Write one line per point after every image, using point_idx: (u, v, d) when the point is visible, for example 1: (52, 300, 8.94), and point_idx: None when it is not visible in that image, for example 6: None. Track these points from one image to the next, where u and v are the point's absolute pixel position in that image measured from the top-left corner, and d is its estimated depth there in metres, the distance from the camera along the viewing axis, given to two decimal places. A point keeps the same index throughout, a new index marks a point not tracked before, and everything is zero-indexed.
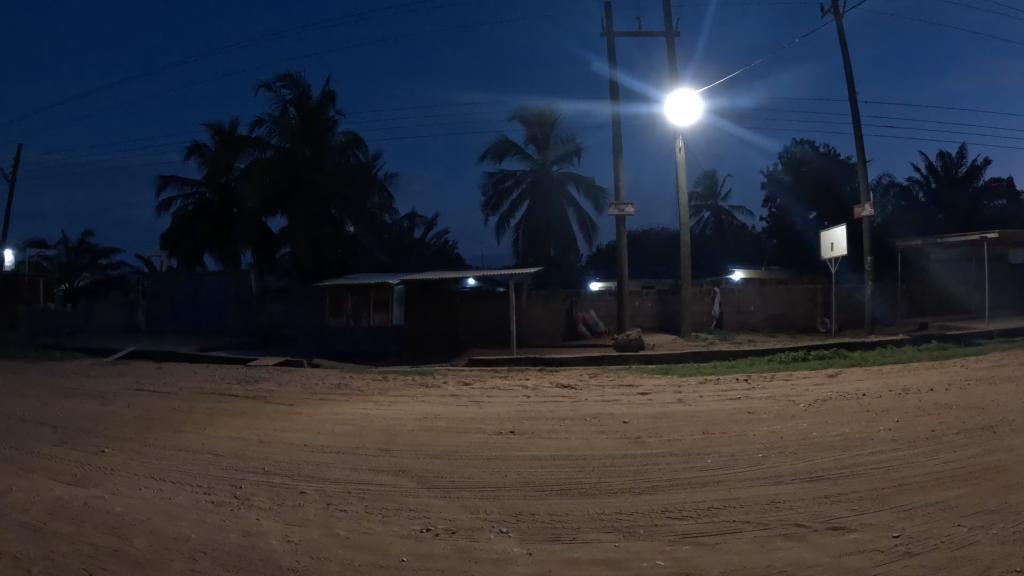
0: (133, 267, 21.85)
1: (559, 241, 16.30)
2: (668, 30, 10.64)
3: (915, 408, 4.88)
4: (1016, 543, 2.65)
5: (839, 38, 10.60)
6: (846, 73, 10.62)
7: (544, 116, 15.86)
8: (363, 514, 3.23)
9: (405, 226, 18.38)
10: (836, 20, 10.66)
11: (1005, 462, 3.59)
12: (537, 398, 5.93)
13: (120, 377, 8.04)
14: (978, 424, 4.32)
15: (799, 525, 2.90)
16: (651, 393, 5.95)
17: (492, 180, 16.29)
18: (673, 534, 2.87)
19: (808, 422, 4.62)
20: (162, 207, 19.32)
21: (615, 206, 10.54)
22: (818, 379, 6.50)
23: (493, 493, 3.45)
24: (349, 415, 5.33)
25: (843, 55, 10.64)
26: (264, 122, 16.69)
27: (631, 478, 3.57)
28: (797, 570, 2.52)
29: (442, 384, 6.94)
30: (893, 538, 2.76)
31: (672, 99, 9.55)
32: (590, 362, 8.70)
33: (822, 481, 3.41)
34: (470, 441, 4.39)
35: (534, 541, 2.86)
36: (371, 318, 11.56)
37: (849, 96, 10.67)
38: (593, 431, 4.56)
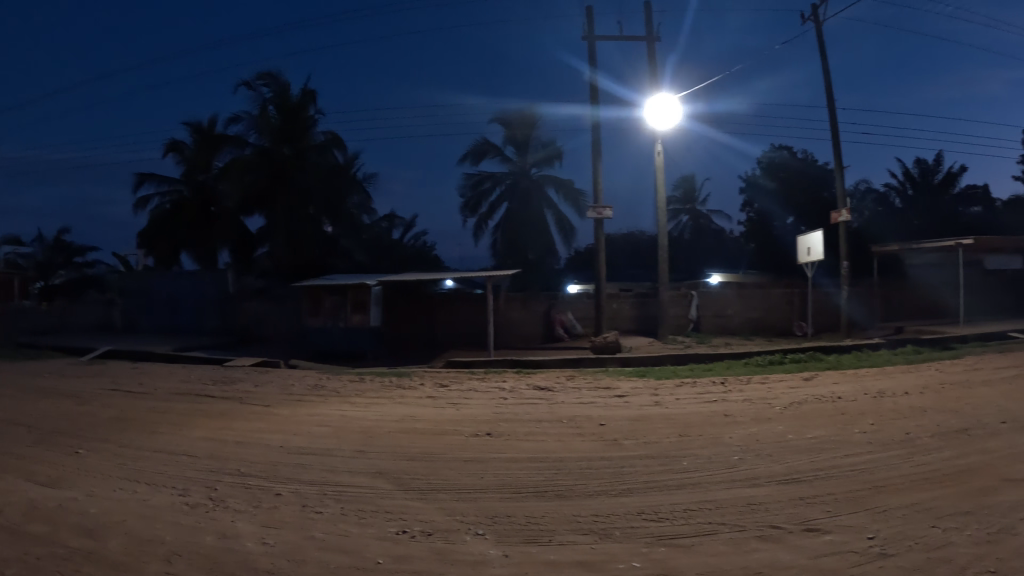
0: (107, 267, 23.44)
1: (539, 245, 18.40)
2: (650, 35, 12.16)
3: (861, 415, 6.44)
4: (983, 545, 3.59)
5: (818, 43, 12.89)
6: (825, 80, 12.89)
7: (523, 121, 17.63)
8: (340, 516, 4.03)
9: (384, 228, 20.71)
10: (815, 28, 12.95)
11: (967, 465, 4.90)
12: (515, 401, 7.28)
13: (175, 379, 8.99)
14: (912, 432, 5.76)
15: (775, 528, 3.83)
16: (627, 397, 7.48)
17: (470, 183, 18.23)
18: (649, 536, 3.74)
19: (771, 425, 6.07)
20: (139, 205, 20.50)
21: (594, 209, 12.08)
22: (791, 384, 8.23)
23: (470, 496, 4.35)
24: (326, 417, 6.47)
25: (821, 59, 12.91)
26: (242, 119, 18.14)
27: (616, 503, 4.22)
28: (775, 569, 3.34)
29: (419, 387, 8.19)
30: (867, 540, 3.68)
31: (654, 104, 10.95)
32: (567, 364, 10.07)
33: (796, 485, 4.52)
34: (444, 450, 5.31)
35: (508, 545, 3.64)
36: (349, 319, 12.76)
37: (828, 106, 12.88)
38: (569, 450, 5.33)
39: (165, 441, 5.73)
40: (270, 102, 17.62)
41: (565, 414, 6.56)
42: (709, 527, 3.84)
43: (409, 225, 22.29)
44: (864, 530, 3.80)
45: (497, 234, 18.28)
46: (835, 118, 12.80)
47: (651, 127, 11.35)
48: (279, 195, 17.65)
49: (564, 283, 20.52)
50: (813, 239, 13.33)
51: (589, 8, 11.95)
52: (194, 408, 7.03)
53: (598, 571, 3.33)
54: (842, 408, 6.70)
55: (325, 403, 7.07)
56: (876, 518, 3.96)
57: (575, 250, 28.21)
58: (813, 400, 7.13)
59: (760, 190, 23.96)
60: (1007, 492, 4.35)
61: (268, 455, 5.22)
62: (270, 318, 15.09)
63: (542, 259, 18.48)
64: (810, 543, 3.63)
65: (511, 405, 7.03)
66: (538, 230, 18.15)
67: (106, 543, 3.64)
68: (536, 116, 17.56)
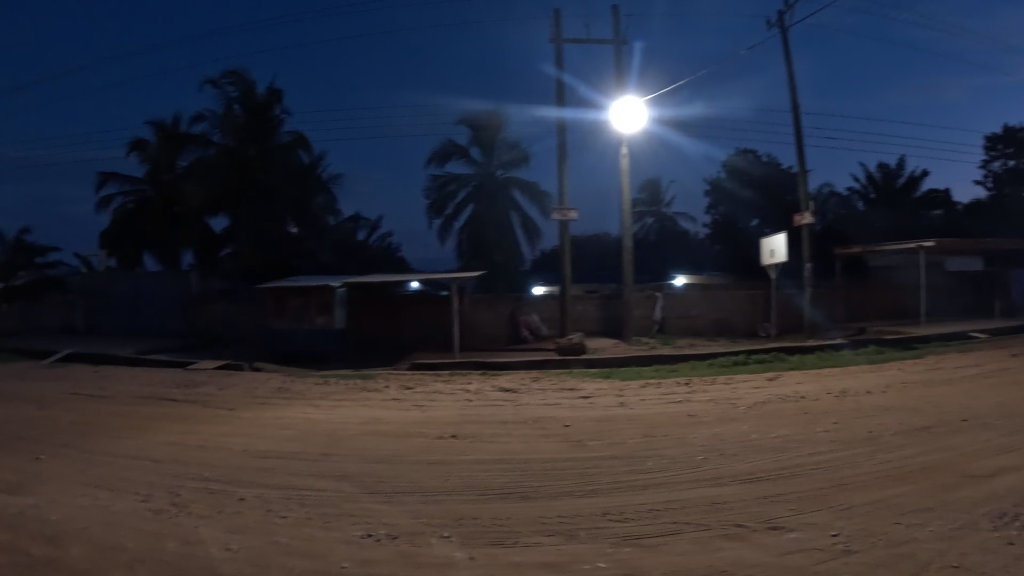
0: (70, 267, 23.06)
1: (504, 246, 18.40)
2: (617, 38, 12.21)
3: (822, 413, 6.53)
4: (942, 541, 3.65)
5: (784, 48, 13.04)
6: (791, 84, 13.03)
7: (489, 123, 17.58)
8: (305, 521, 3.99)
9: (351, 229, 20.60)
10: (782, 32, 13.09)
11: (924, 462, 4.98)
12: (480, 403, 7.28)
13: (137, 382, 8.87)
14: (872, 430, 5.87)
15: (740, 526, 3.87)
16: (593, 397, 7.51)
17: (436, 185, 18.18)
18: (614, 536, 3.75)
19: (735, 425, 6.13)
20: (102, 204, 20.20)
21: (559, 211, 12.11)
22: (755, 384, 8.33)
23: (435, 498, 4.34)
24: (291, 420, 6.42)
25: (787, 63, 13.05)
26: (208, 117, 17.97)
27: (582, 504, 4.23)
28: (739, 567, 3.37)
29: (384, 388, 8.16)
30: (829, 537, 3.72)
31: (620, 106, 11.00)
32: (532, 365, 10.10)
33: (761, 483, 4.57)
34: (410, 453, 5.30)
35: (473, 546, 3.63)
36: (314, 321, 12.71)
37: (793, 110, 13.03)
38: (535, 451, 5.35)
39: (126, 446, 5.64)
40: (235, 100, 17.46)
41: (531, 416, 6.56)
42: (675, 527, 3.86)
43: (375, 227, 22.20)
44: (828, 528, 3.85)
45: (462, 236, 18.28)
46: (799, 121, 12.95)
47: (617, 129, 11.40)
48: (243, 195, 17.49)
49: (530, 284, 20.57)
50: (776, 241, 13.48)
51: (558, 11, 11.99)
52: (157, 412, 6.94)
53: (564, 572, 3.33)
54: (803, 407, 6.79)
55: (290, 407, 7.01)
56: (839, 516, 4.01)
57: (541, 251, 28.24)
58: (776, 400, 7.22)
59: (725, 192, 24.19)
60: (966, 489, 4.43)
61: (233, 459, 5.17)
62: (233, 319, 14.90)
63: (507, 261, 18.52)
64: (774, 541, 3.67)
65: (477, 407, 7.02)
66: (504, 232, 18.17)
67: (67, 551, 3.58)
68: (503, 118, 17.54)
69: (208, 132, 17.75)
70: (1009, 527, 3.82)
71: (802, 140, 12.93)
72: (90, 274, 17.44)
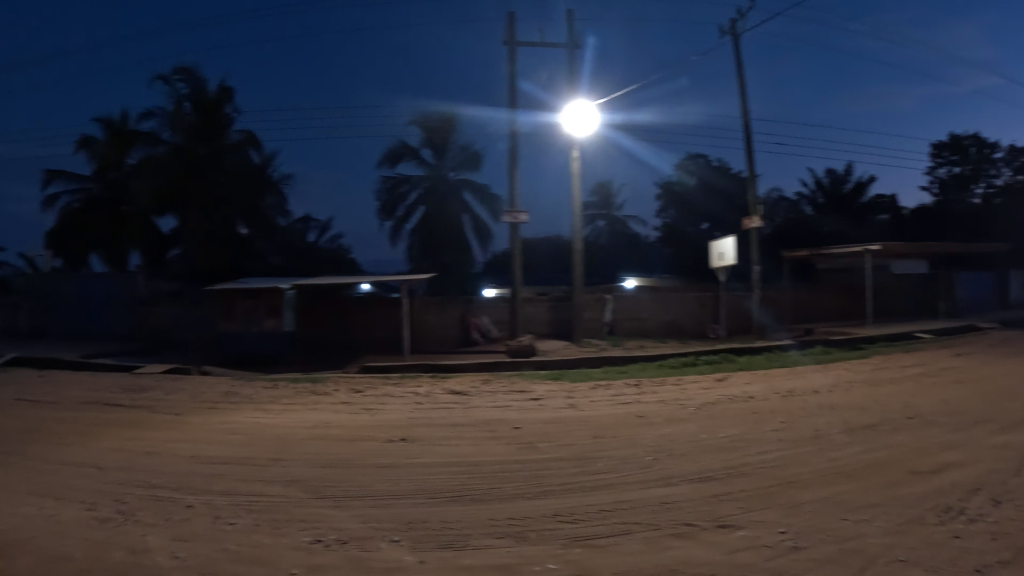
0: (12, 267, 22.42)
1: (455, 248, 18.39)
2: (570, 42, 12.26)
3: (767, 413, 6.64)
4: (886, 536, 3.73)
5: (735, 54, 13.23)
6: (741, 89, 13.22)
7: (441, 125, 17.53)
8: (254, 527, 3.94)
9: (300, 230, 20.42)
10: (733, 39, 13.28)
11: (867, 459, 5.09)
12: (431, 406, 7.26)
13: (79, 387, 8.65)
14: (816, 428, 5.98)
15: (688, 525, 3.91)
16: (542, 399, 7.53)
17: (386, 186, 18.09)
18: (564, 538, 3.77)
19: (683, 425, 6.20)
20: (46, 202, 19.70)
21: (509, 214, 12.12)
22: (703, 384, 8.43)
23: (386, 501, 4.32)
24: (240, 424, 6.33)
25: (738, 69, 13.24)
26: (157, 115, 17.64)
27: (531, 506, 4.24)
28: (688, 566, 3.41)
29: (334, 392, 8.09)
30: (777, 534, 3.78)
31: (572, 110, 11.06)
32: (483, 367, 10.10)
33: (709, 482, 4.62)
34: (359, 456, 5.27)
35: (424, 550, 3.61)
36: (263, 323, 12.61)
37: (743, 116, 13.22)
38: (486, 454, 5.34)
39: (66, 453, 5.51)
40: (185, 98, 17.16)
41: (481, 418, 6.55)
42: (624, 527, 3.89)
43: (324, 227, 22.04)
44: (775, 525, 3.91)
45: (412, 238, 18.25)
46: (748, 126, 13.15)
47: (568, 134, 11.44)
48: (194, 195, 17.23)
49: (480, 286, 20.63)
50: (724, 244, 13.65)
51: (512, 14, 12.01)
52: (100, 418, 6.78)
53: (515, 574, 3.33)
54: (750, 407, 6.89)
55: (237, 411, 6.91)
56: (786, 513, 4.08)
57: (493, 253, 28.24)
58: (723, 400, 7.32)
59: (675, 195, 24.46)
60: (908, 485, 4.53)
61: (177, 466, 5.07)
62: (180, 322, 14.62)
63: (458, 263, 18.49)
64: (723, 539, 3.72)
65: (428, 410, 6.99)
66: (455, 235, 18.16)
67: (10, 562, 3.48)
68: (455, 120, 17.51)
69: (157, 130, 17.43)
70: (952, 522, 3.92)
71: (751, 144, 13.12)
72: (34, 274, 17.02)
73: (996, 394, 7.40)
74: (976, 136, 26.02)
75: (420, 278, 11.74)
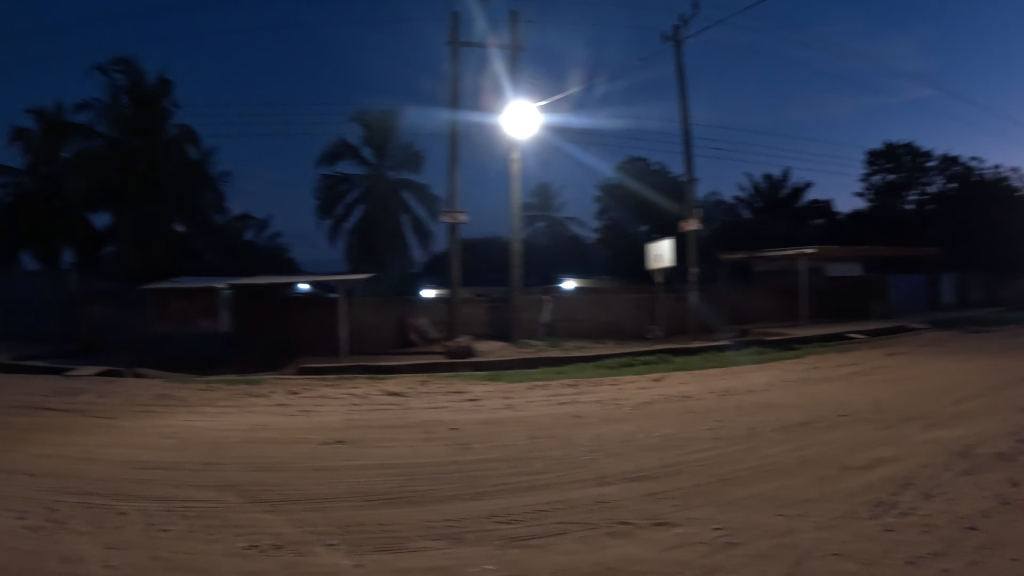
0: None
1: (392, 246, 18.33)
2: (513, 44, 12.26)
3: (701, 412, 6.74)
4: (818, 531, 3.82)
5: (677, 60, 13.42)
6: (680, 94, 13.41)
7: (381, 124, 17.42)
8: (187, 533, 3.85)
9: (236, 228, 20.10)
10: (676, 46, 13.47)
11: (798, 456, 5.21)
12: (368, 407, 7.21)
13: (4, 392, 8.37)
14: (750, 426, 6.10)
15: (625, 523, 3.95)
16: (479, 400, 7.54)
17: (325, 185, 17.93)
18: (502, 538, 3.77)
19: (620, 424, 6.27)
20: None
21: (448, 214, 12.09)
22: (639, 384, 8.53)
23: (322, 504, 4.27)
24: (174, 428, 6.20)
25: (679, 74, 13.42)
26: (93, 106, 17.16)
27: (469, 507, 4.24)
28: (625, 564, 3.44)
29: (270, 393, 7.98)
30: (713, 530, 3.84)
31: (513, 112, 11.07)
32: (420, 368, 10.07)
33: (645, 481, 4.68)
34: (294, 460, 5.20)
35: (360, 553, 3.58)
36: (199, 324, 12.70)
37: (683, 121, 13.41)
38: (424, 455, 5.32)
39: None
40: (122, 90, 16.74)
41: (419, 420, 6.53)
42: (561, 526, 3.91)
43: (262, 226, 21.75)
44: (710, 521, 3.97)
45: (351, 238, 18.14)
46: (687, 130, 13.35)
47: (509, 136, 11.47)
48: (129, 191, 16.82)
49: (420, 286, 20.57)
50: (661, 246, 13.87)
51: (454, 14, 11.96)
52: (24, 423, 6.57)
53: None
54: (685, 406, 7.00)
55: (170, 414, 6.76)
56: (722, 510, 4.14)
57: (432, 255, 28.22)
58: (659, 399, 7.42)
59: (615, 197, 24.69)
60: (839, 480, 4.65)
61: (107, 472, 4.94)
62: (113, 322, 14.27)
63: (395, 263, 18.47)
64: (659, 537, 3.76)
65: (364, 412, 6.94)
66: (393, 236, 18.10)
67: None
68: (395, 120, 17.41)
69: (92, 123, 16.97)
70: (884, 516, 4.03)
71: (690, 147, 13.34)
72: None
73: (922, 392, 7.63)
74: (908, 145, 27.14)
75: (358, 277, 11.64)
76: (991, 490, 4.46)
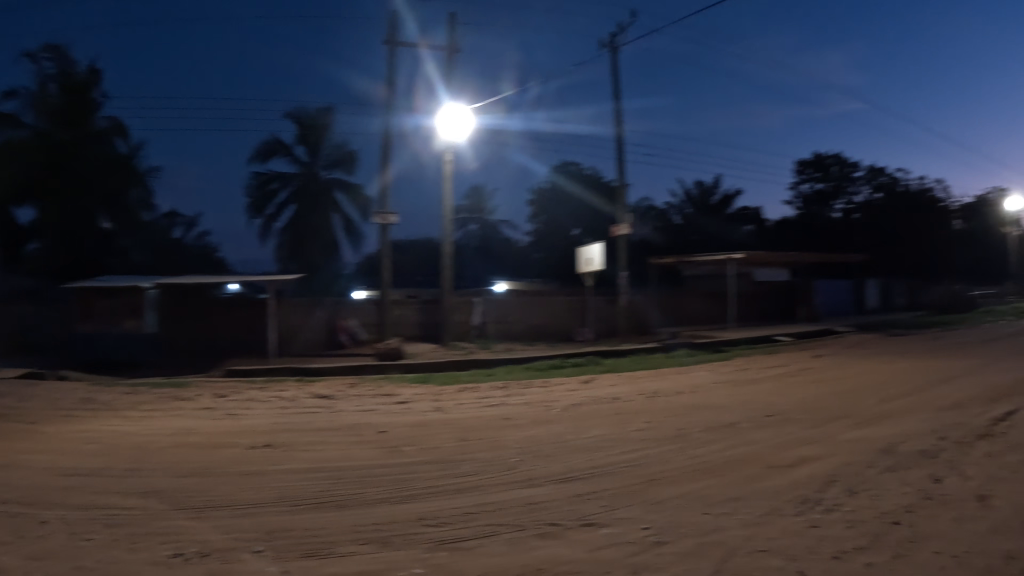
0: None
1: (324, 246, 18.17)
2: (449, 47, 12.29)
3: (629, 413, 6.85)
4: (745, 528, 3.91)
5: (613, 67, 13.65)
6: (614, 100, 13.63)
7: (315, 123, 17.24)
8: (110, 542, 3.75)
9: (164, 226, 19.64)
10: (612, 53, 13.70)
11: (726, 455, 5.32)
12: (297, 410, 7.13)
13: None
14: (678, 427, 6.21)
15: (555, 525, 3.98)
16: (410, 403, 7.53)
17: (257, 183, 17.63)
18: (431, 541, 3.77)
19: (550, 426, 6.32)
20: None
21: (379, 215, 12.05)
22: (570, 386, 8.62)
23: (249, 510, 4.20)
24: (95, 433, 6.03)
25: (613, 80, 13.64)
26: (20, 93, 16.55)
27: (397, 510, 4.22)
28: (556, 564, 3.47)
29: (196, 397, 7.82)
30: (641, 530, 3.90)
31: (448, 114, 11.10)
32: (351, 371, 10.02)
33: (575, 482, 4.72)
34: (219, 465, 5.10)
35: (288, 559, 3.53)
36: (123, 325, 12.38)
37: (616, 127, 13.63)
38: (354, 459, 5.28)
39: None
40: (51, 79, 16.18)
41: (349, 422, 6.48)
42: (489, 529, 3.92)
43: (191, 223, 21.30)
44: (638, 521, 4.03)
45: (283, 238, 17.93)
46: (620, 136, 13.57)
47: (444, 138, 11.49)
48: (54, 185, 16.29)
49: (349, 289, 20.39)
50: (592, 249, 14.09)
51: (392, 15, 11.94)
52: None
53: None
54: (615, 408, 7.10)
55: (90, 419, 6.58)
56: (649, 510, 4.20)
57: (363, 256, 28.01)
58: (589, 401, 7.51)
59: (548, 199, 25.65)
60: (764, 479, 4.77)
61: (23, 479, 4.77)
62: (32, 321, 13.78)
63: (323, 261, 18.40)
64: (588, 537, 3.80)
65: (293, 415, 6.85)
66: (325, 238, 17.97)
67: None
68: (330, 119, 17.26)
69: (17, 112, 16.36)
70: (810, 512, 4.15)
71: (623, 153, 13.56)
72: None
73: (844, 392, 7.89)
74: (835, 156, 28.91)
75: (288, 278, 11.47)
76: (910, 486, 4.63)
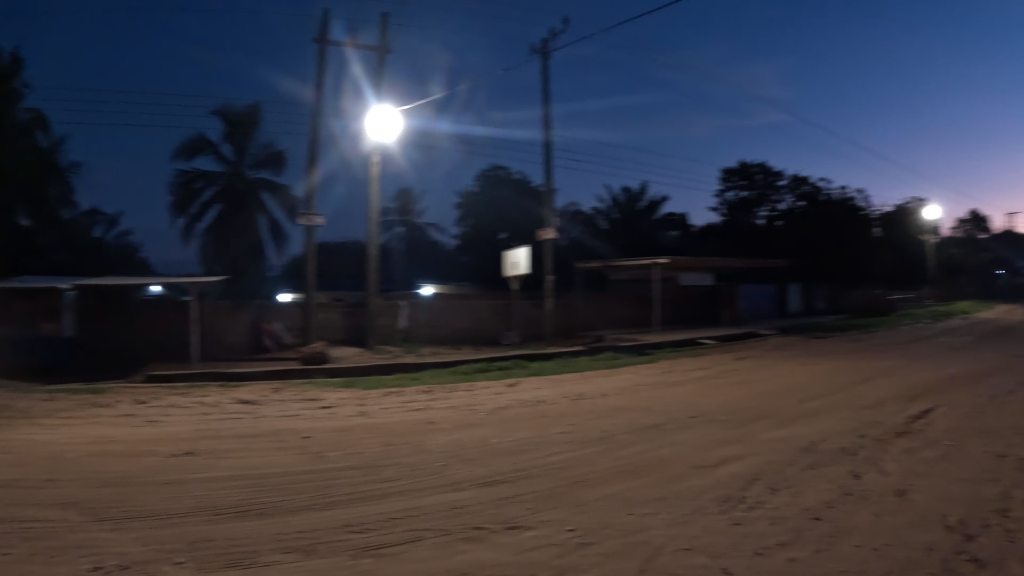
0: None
1: (248, 247, 17.87)
2: (379, 48, 12.21)
3: (556, 416, 6.92)
4: (669, 527, 3.99)
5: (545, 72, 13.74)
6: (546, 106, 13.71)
7: (244, 121, 16.93)
8: (23, 556, 3.62)
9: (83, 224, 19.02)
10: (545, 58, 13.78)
11: (651, 456, 5.42)
12: (218, 416, 6.99)
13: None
14: (604, 429, 6.30)
15: (482, 528, 3.99)
16: (335, 408, 7.46)
17: (181, 181, 17.23)
18: (357, 548, 3.74)
19: (477, 429, 6.34)
20: None
21: (305, 217, 11.90)
22: (497, 390, 8.66)
23: (168, 520, 4.10)
24: (5, 443, 5.81)
25: (545, 86, 13.74)
26: None
27: (321, 517, 4.18)
28: (483, 568, 3.49)
29: (110, 404, 7.59)
30: (567, 532, 3.94)
31: (377, 116, 11.03)
32: (274, 375, 9.87)
33: (502, 485, 4.74)
34: (132, 472, 4.99)
35: (210, 570, 3.47)
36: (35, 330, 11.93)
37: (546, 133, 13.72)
38: (274, 465, 5.23)
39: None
40: None
41: (272, 428, 6.39)
42: (416, 533, 3.92)
43: (111, 221, 20.67)
44: (565, 523, 4.08)
45: (205, 238, 17.55)
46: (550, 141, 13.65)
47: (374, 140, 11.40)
48: None
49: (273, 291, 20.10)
50: (518, 253, 14.18)
51: (322, 13, 11.83)
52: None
53: None
54: (541, 411, 7.16)
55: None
56: (575, 511, 4.26)
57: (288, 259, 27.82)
58: (515, 404, 7.56)
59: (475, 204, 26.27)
60: (689, 478, 4.87)
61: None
62: None
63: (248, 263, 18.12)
64: (514, 541, 3.83)
65: (212, 421, 6.73)
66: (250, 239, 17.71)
67: None
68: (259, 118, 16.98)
69: None
70: (734, 510, 4.26)
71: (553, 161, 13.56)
72: None
73: (763, 394, 8.13)
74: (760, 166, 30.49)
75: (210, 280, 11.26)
76: (829, 484, 4.80)
